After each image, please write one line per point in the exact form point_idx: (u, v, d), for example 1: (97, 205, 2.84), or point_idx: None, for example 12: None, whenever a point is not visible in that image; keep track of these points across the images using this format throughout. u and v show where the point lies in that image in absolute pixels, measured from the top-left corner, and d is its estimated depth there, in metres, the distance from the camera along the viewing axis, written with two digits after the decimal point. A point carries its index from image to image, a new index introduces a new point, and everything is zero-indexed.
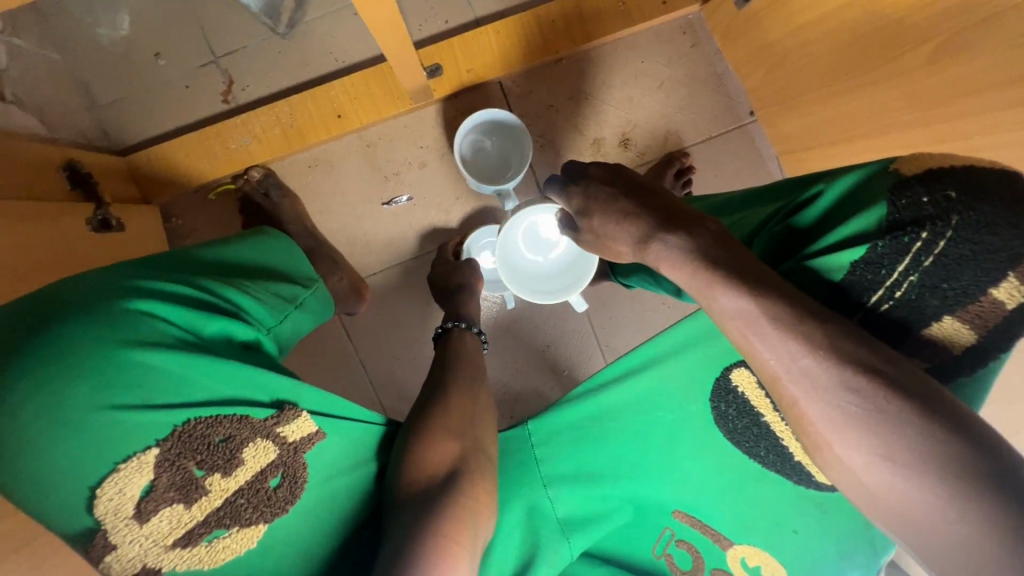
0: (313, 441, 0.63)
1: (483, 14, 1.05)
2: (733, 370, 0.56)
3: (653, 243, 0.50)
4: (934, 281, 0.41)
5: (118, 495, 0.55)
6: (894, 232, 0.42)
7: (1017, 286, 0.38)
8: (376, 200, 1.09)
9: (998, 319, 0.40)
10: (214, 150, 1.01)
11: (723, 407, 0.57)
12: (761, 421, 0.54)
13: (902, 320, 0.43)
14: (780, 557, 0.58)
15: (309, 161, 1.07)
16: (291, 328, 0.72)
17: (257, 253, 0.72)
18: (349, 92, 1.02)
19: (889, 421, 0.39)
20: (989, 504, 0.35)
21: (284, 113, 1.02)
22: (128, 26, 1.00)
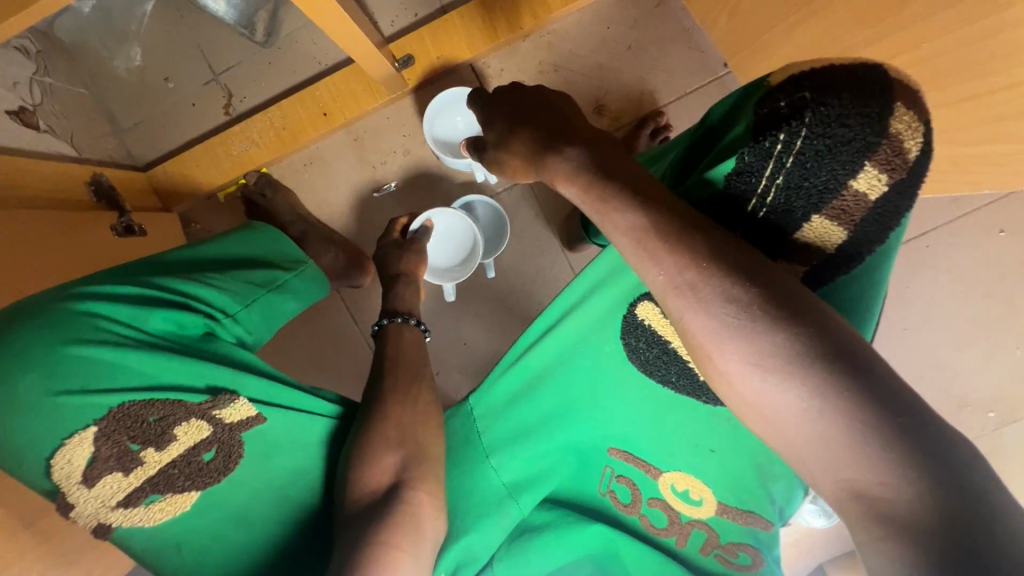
0: (251, 424, 0.71)
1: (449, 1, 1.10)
2: (637, 305, 0.59)
3: (546, 149, 0.57)
4: (800, 184, 0.46)
5: (68, 464, 0.65)
6: (758, 138, 0.46)
7: (873, 175, 0.44)
8: (367, 190, 1.17)
9: (862, 210, 0.46)
10: (219, 157, 1.13)
11: (634, 342, 0.60)
12: (669, 348, 0.57)
13: (776, 224, 0.49)
14: (705, 480, 0.62)
15: (305, 159, 1.17)
16: (262, 311, 0.81)
17: (240, 247, 0.84)
18: (333, 91, 1.10)
19: (759, 329, 0.43)
20: (841, 400, 0.40)
21: (276, 117, 1.11)
22: (140, 57, 1.13)
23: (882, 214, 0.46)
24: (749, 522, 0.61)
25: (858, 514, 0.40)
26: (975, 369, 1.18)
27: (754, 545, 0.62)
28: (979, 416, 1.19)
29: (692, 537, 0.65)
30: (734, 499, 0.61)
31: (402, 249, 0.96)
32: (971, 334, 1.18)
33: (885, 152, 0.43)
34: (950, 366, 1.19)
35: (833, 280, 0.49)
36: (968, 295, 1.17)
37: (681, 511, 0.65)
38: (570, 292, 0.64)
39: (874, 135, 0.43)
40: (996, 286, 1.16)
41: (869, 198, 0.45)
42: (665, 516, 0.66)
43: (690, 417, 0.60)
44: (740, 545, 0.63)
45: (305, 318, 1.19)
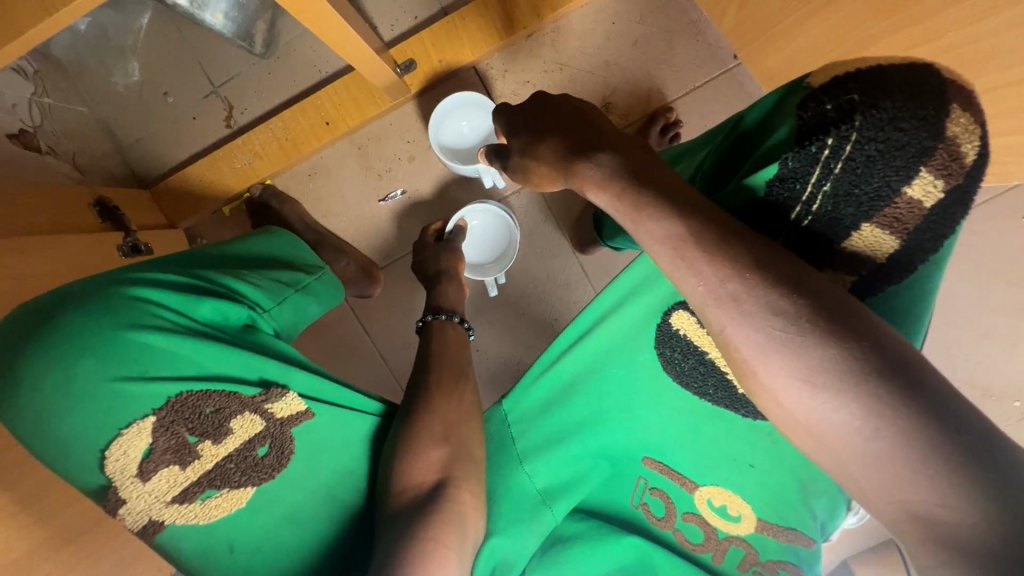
0: (301, 420, 0.67)
1: (449, 2, 1.08)
2: (672, 314, 0.57)
3: (571, 161, 0.54)
4: (849, 191, 0.43)
5: (124, 456, 0.61)
6: (803, 143, 0.44)
7: (928, 181, 0.41)
8: (373, 198, 1.15)
9: (916, 219, 0.43)
10: (222, 170, 1.11)
11: (668, 353, 0.58)
12: (706, 359, 0.55)
13: (822, 232, 0.46)
14: (743, 494, 0.61)
15: (309, 169, 1.15)
16: (294, 311, 0.76)
17: (269, 245, 0.80)
18: (335, 100, 1.08)
19: (808, 343, 0.40)
20: (899, 421, 0.36)
21: (278, 128, 1.09)
22: (138, 72, 1.12)
23: (936, 221, 0.43)
24: (790, 539, 0.59)
25: (911, 533, 0.37)
26: (1001, 357, 1.16)
27: (794, 563, 0.60)
28: (1005, 405, 1.16)
29: (729, 553, 0.63)
30: (773, 515, 0.60)
31: (441, 249, 0.98)
32: (995, 323, 1.15)
33: (942, 156, 0.40)
34: (974, 355, 1.17)
35: (884, 290, 0.46)
36: (990, 283, 1.14)
37: (717, 527, 0.63)
38: (605, 298, 0.62)
39: (930, 138, 0.40)
40: (1018, 274, 1.13)
41: (924, 205, 0.42)
42: (701, 532, 0.64)
43: (728, 430, 0.58)
44: (781, 563, 0.61)
45: (316, 330, 1.18)
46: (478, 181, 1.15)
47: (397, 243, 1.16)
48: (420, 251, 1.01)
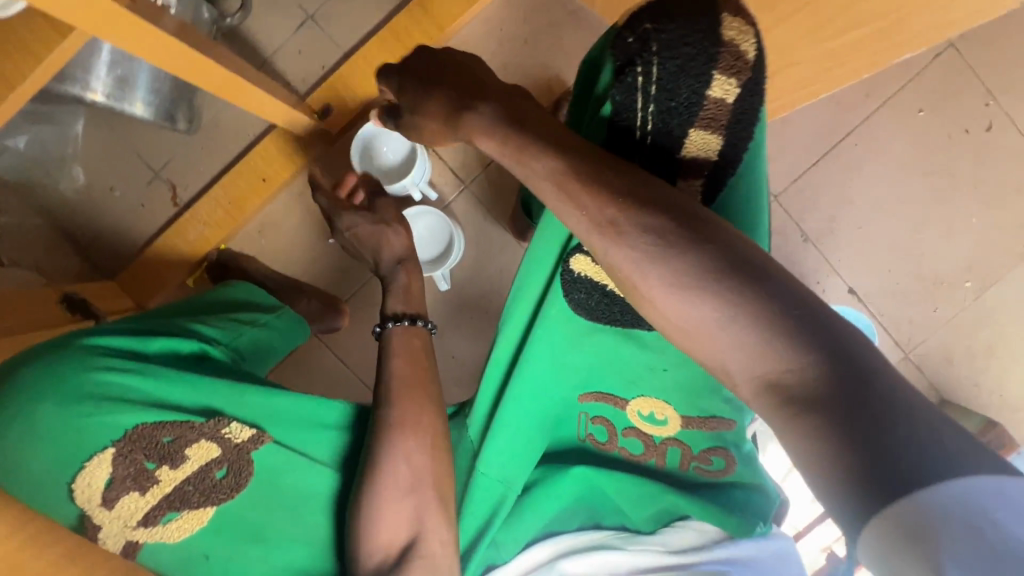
0: (261, 443, 0.70)
1: (349, 47, 1.18)
2: (572, 260, 0.58)
3: (464, 113, 0.59)
4: (669, 110, 0.50)
5: (89, 486, 0.65)
6: (620, 76, 0.49)
7: (724, 81, 0.49)
8: (323, 238, 1.23)
9: (726, 116, 0.50)
10: (177, 245, 1.18)
11: (576, 296, 0.60)
12: (606, 290, 0.58)
13: (661, 147, 0.52)
14: (666, 399, 0.64)
15: (258, 226, 1.23)
16: (250, 343, 0.84)
17: (219, 295, 0.88)
18: (266, 158, 1.16)
19: (673, 251, 0.46)
20: (751, 301, 0.42)
21: (220, 195, 1.17)
22: (83, 176, 1.19)
23: (744, 116, 0.51)
24: (715, 426, 0.63)
25: (772, 400, 0.42)
26: (940, 245, 1.22)
27: (725, 447, 0.65)
28: (959, 288, 1.23)
29: (669, 455, 0.68)
30: (694, 411, 0.63)
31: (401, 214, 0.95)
32: (925, 215, 1.22)
33: (726, 58, 0.49)
34: (918, 250, 1.23)
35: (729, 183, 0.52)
36: (909, 179, 1.21)
37: (652, 434, 0.67)
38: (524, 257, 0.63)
39: (713, 46, 0.49)
40: (930, 164, 1.20)
41: (728, 101, 0.50)
42: (640, 443, 0.69)
43: (638, 349, 0.61)
44: (714, 451, 0.65)
45: (300, 374, 1.23)
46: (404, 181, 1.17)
47: (355, 273, 1.24)
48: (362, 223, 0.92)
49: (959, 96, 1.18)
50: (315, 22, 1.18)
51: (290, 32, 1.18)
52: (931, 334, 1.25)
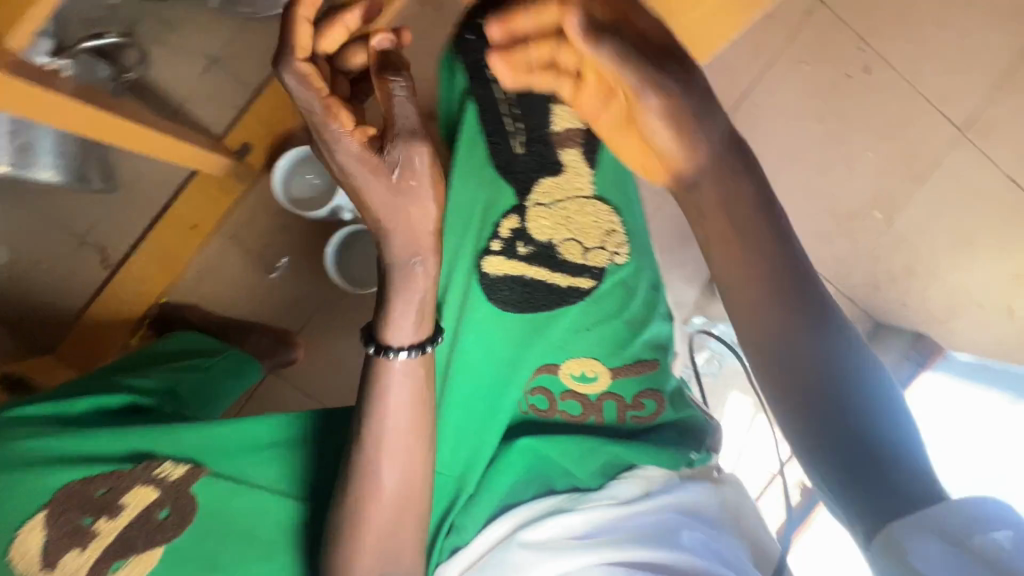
0: (198, 476, 0.70)
1: (258, 83, 1.20)
2: (485, 261, 0.73)
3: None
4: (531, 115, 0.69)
5: (26, 553, 0.63)
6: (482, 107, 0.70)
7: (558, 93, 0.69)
8: (263, 274, 1.23)
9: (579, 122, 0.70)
10: (117, 305, 1.18)
11: (501, 293, 0.74)
12: (526, 279, 0.74)
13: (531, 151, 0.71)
14: (596, 356, 0.75)
15: (196, 274, 1.22)
16: (186, 389, 0.88)
17: (159, 350, 0.97)
18: (192, 206, 1.16)
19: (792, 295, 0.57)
20: (828, 348, 0.56)
21: (150, 250, 1.17)
22: (4, 254, 1.16)
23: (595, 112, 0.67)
24: (639, 369, 0.75)
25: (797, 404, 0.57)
26: (845, 182, 1.32)
27: (653, 389, 0.75)
28: (869, 219, 1.33)
29: (607, 409, 0.76)
30: (620, 359, 0.75)
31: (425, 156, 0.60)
32: (826, 158, 1.32)
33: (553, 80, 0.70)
34: (827, 190, 1.33)
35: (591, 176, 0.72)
36: (806, 127, 1.31)
37: (588, 393, 0.76)
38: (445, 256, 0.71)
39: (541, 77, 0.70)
40: (821, 110, 1.30)
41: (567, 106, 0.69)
42: (578, 403, 0.76)
43: (563, 319, 0.75)
44: (643, 395, 0.75)
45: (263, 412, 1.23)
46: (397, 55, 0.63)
47: (302, 304, 1.23)
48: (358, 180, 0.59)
49: (836, 44, 1.28)
50: (220, 65, 1.19)
51: (197, 78, 1.19)
52: (852, 264, 1.35)
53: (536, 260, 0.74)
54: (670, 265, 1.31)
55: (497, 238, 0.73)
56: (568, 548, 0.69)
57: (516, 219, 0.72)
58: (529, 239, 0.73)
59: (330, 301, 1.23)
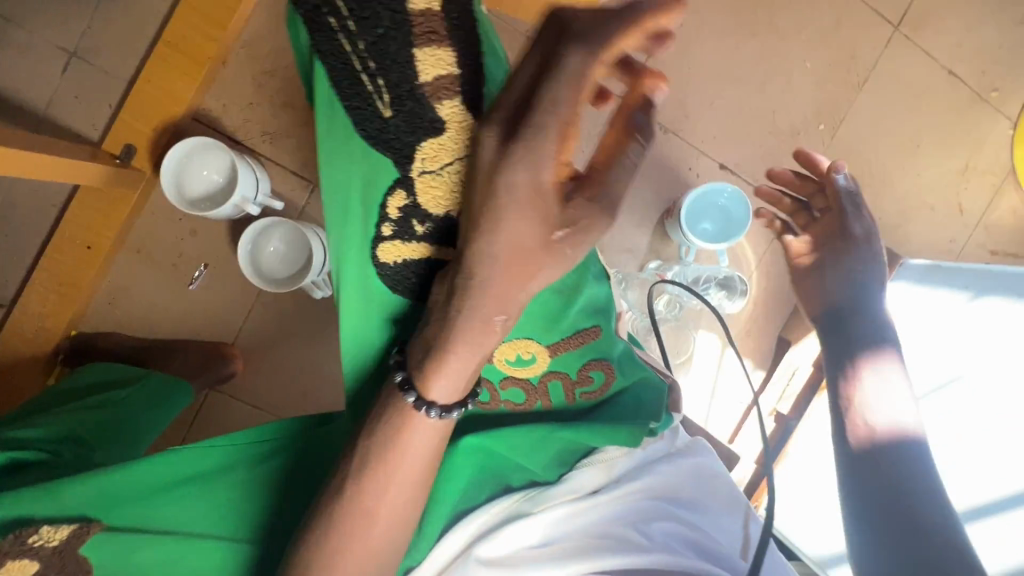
0: (88, 535, 0.60)
1: (131, 73, 1.05)
2: (378, 246, 0.52)
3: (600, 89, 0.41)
4: (385, 58, 0.43)
5: None
6: (348, 75, 0.45)
7: (429, 47, 0.43)
8: (183, 286, 1.12)
9: (442, 24, 0.43)
10: (19, 346, 1.05)
11: (403, 280, 0.54)
12: (425, 261, 0.53)
13: (416, 129, 0.46)
14: (529, 334, 0.59)
15: (106, 298, 1.10)
16: (90, 430, 0.78)
17: (70, 386, 0.88)
18: (83, 223, 1.03)
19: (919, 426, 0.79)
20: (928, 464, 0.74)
21: (46, 279, 1.04)
22: None
23: (470, 18, 0.44)
24: (580, 340, 0.61)
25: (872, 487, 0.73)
26: (786, 97, 1.27)
27: (602, 359, 0.62)
28: (814, 132, 1.29)
29: (552, 391, 0.61)
30: (556, 334, 0.60)
31: (593, 206, 0.46)
32: (764, 74, 1.25)
33: (422, 21, 0.42)
34: (770, 108, 1.27)
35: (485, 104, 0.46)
36: (740, 44, 1.23)
37: (528, 376, 0.61)
38: (347, 259, 0.53)
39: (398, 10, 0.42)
40: (753, 23, 1.23)
41: (443, 63, 0.44)
42: (520, 391, 0.60)
43: None
44: (590, 366, 0.62)
45: (214, 430, 1.15)
46: (582, 15, 0.39)
47: (232, 311, 1.14)
48: (488, 229, 0.45)
49: None
50: (83, 59, 1.04)
51: (58, 77, 1.03)
52: None
53: (437, 240, 0.51)
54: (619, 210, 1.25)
55: (386, 220, 0.51)
56: (529, 563, 0.56)
57: (405, 194, 0.50)
58: (424, 215, 0.50)
59: (263, 303, 1.14)
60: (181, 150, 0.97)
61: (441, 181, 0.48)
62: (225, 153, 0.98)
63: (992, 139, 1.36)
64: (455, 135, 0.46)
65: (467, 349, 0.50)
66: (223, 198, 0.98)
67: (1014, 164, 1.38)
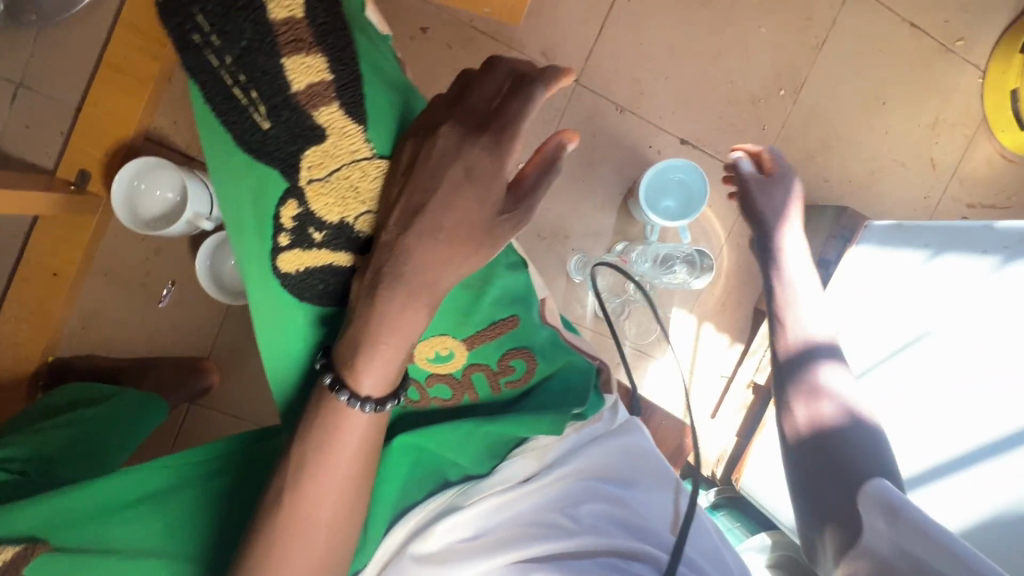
0: (33, 554, 0.62)
1: (78, 98, 1.06)
2: (278, 258, 0.52)
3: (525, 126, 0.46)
4: (255, 70, 0.44)
5: None
6: (223, 90, 0.45)
7: (296, 56, 0.43)
8: (153, 305, 1.13)
9: (308, 30, 0.43)
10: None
11: (308, 291, 0.54)
12: (324, 269, 0.53)
13: (294, 137, 0.47)
14: (444, 334, 0.58)
15: (77, 323, 1.11)
16: (62, 445, 0.81)
17: (43, 407, 0.89)
18: (46, 250, 1.04)
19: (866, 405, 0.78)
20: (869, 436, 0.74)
21: (17, 309, 1.06)
22: None
23: (339, 21, 0.43)
24: (497, 331, 0.59)
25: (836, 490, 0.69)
26: (743, 65, 1.25)
27: (524, 348, 0.61)
28: (775, 98, 1.27)
29: (476, 383, 0.62)
30: (470, 327, 0.58)
31: (530, 204, 0.50)
32: (719, 43, 1.23)
33: (285, 31, 0.42)
34: (728, 77, 1.25)
35: (366, 107, 0.46)
36: (691, 14, 1.21)
37: (450, 371, 0.62)
38: (253, 272, 0.53)
39: (259, 22, 0.42)
40: None
41: (312, 73, 0.44)
42: (446, 386, 0.62)
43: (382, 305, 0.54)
44: (511, 355, 0.61)
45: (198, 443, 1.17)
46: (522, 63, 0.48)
47: (205, 326, 1.16)
48: (436, 212, 0.47)
49: None
50: (29, 88, 1.04)
51: (6, 108, 1.04)
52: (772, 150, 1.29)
53: (335, 245, 0.52)
54: (583, 193, 1.23)
55: (282, 230, 0.51)
56: (459, 558, 0.58)
57: (297, 204, 0.50)
58: (320, 223, 0.51)
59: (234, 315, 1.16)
60: (128, 171, 0.97)
61: (330, 188, 0.49)
62: (174, 171, 0.98)
63: (959, 91, 1.33)
64: (338, 142, 0.47)
65: (386, 349, 0.51)
66: (177, 215, 0.99)
67: (984, 114, 1.35)
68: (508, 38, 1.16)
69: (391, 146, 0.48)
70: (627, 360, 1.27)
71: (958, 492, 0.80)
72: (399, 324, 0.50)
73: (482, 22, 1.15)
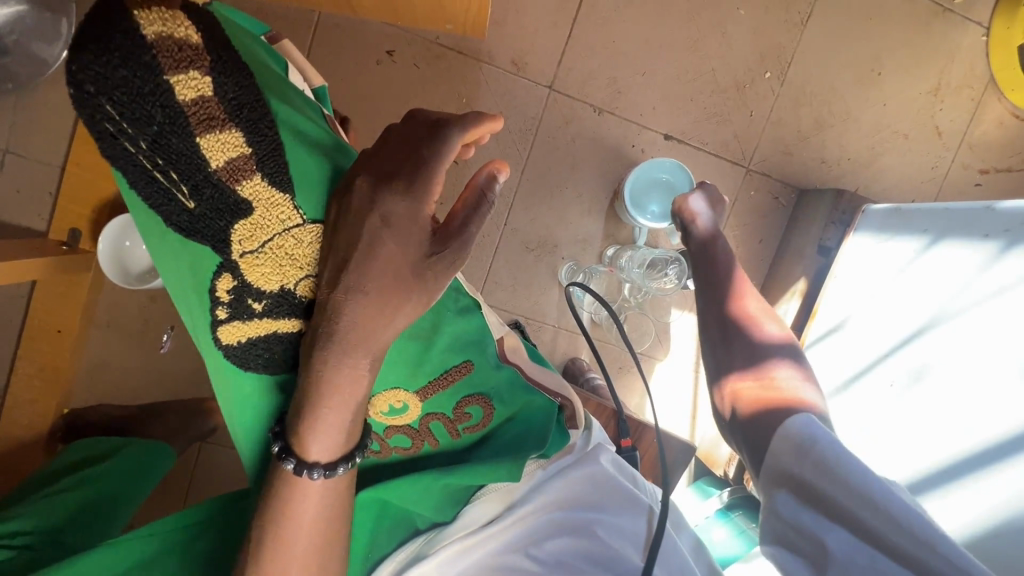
0: None
1: (60, 158, 1.09)
2: (218, 333, 0.54)
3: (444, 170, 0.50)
4: (171, 153, 0.43)
5: None
6: (141, 176, 0.43)
7: (215, 136, 0.44)
8: (154, 351, 1.18)
9: (220, 108, 0.44)
10: None
11: (254, 359, 0.57)
12: (265, 338, 0.56)
13: (222, 213, 0.47)
14: (399, 389, 0.60)
15: (87, 374, 1.16)
16: (70, 511, 0.83)
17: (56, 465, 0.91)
18: (46, 309, 1.07)
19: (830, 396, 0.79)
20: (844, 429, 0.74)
21: (25, 368, 1.08)
22: None
23: (248, 93, 0.45)
24: (450, 380, 0.59)
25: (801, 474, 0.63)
26: (723, 51, 1.20)
27: (478, 393, 0.61)
28: (761, 82, 1.22)
29: (435, 431, 0.64)
30: (421, 378, 0.59)
31: (461, 243, 0.52)
32: (695, 31, 1.18)
33: (199, 113, 0.42)
34: (709, 65, 1.20)
35: (291, 175, 0.49)
36: (663, 5, 1.17)
37: (406, 422, 0.62)
38: (200, 344, 0.56)
39: (172, 107, 0.41)
40: None
41: (234, 151, 0.45)
42: (405, 436, 0.64)
43: None
44: (466, 402, 0.62)
45: (213, 479, 1.21)
46: (434, 113, 0.51)
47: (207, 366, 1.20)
48: (364, 270, 0.49)
49: None
50: (12, 152, 1.07)
51: None
52: (761, 136, 1.24)
53: (275, 312, 0.54)
54: (567, 200, 1.21)
55: (219, 304, 0.52)
56: None
57: (232, 277, 0.51)
58: (258, 293, 0.53)
59: None
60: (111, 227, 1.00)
61: (264, 258, 0.51)
62: None
63: (962, 50, 1.25)
64: (266, 213, 0.49)
65: (332, 413, 0.53)
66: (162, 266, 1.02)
67: (991, 73, 1.26)
68: (475, 51, 1.13)
69: (317, 210, 0.51)
70: (628, 365, 1.25)
71: (955, 498, 0.74)
72: (342, 387, 0.52)
73: (447, 38, 1.13)
